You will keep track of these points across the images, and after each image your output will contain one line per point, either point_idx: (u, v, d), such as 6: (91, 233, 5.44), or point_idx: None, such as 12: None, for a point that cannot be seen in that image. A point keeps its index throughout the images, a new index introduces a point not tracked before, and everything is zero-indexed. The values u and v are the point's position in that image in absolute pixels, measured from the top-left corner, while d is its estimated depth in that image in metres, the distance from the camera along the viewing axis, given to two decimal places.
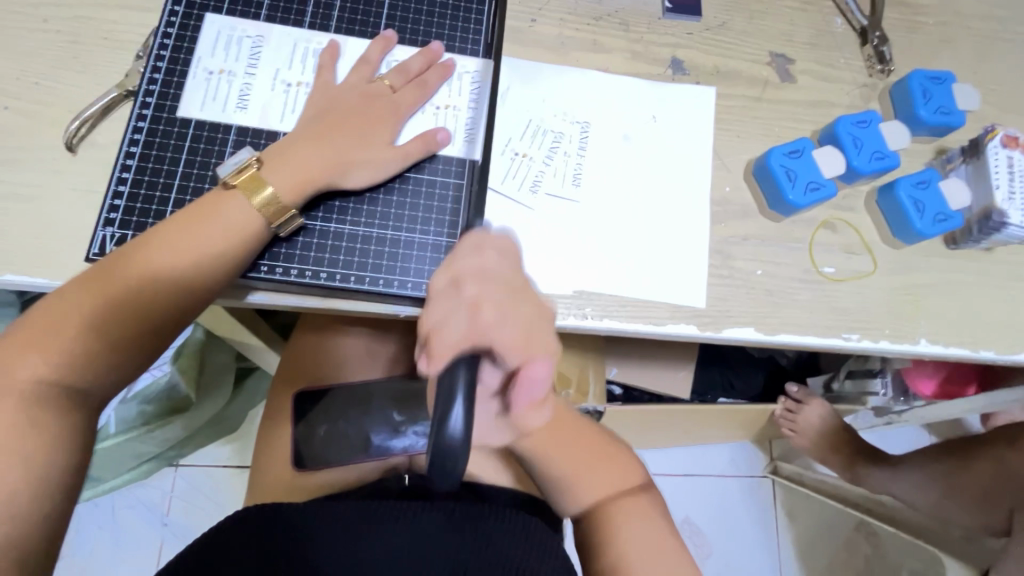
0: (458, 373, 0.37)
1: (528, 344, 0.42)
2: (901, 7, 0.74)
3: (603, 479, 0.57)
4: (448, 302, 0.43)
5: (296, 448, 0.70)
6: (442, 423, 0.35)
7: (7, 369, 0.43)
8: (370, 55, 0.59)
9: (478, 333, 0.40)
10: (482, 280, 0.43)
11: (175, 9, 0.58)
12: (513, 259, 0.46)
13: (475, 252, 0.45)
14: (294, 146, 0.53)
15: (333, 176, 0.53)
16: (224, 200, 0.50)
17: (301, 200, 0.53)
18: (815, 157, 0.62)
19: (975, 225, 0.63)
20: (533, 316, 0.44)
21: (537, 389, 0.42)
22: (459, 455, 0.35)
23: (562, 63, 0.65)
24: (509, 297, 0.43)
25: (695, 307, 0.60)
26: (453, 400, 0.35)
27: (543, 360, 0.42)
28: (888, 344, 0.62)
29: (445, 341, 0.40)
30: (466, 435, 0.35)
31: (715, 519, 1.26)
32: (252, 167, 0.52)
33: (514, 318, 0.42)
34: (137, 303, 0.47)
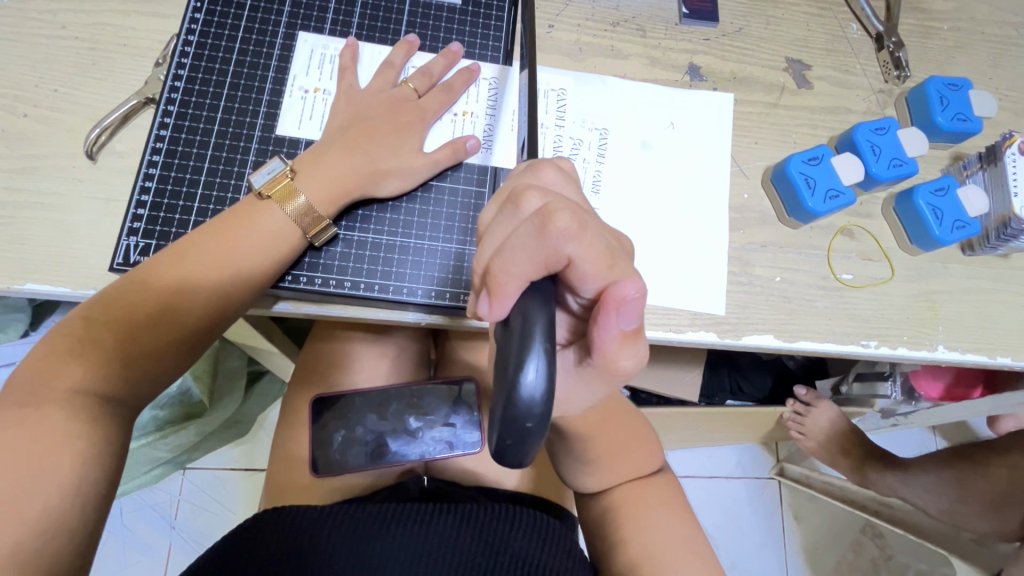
0: (536, 319, 0.31)
1: (610, 265, 0.35)
2: (916, 12, 0.74)
3: (633, 462, 0.60)
4: (510, 222, 0.37)
5: (312, 453, 0.68)
6: (515, 383, 0.30)
7: (42, 378, 0.43)
8: (393, 59, 0.59)
9: (550, 248, 0.34)
10: (547, 193, 0.37)
11: (194, 17, 0.58)
12: (576, 184, 0.41)
13: (532, 175, 0.40)
14: (323, 155, 0.53)
15: (362, 185, 0.53)
16: (258, 210, 0.50)
17: (337, 209, 0.53)
18: (833, 164, 0.62)
19: (992, 232, 0.63)
20: (612, 241, 0.37)
21: (630, 315, 0.34)
22: (538, 416, 0.30)
23: (580, 70, 0.65)
24: (584, 211, 0.36)
25: (715, 314, 0.60)
26: (529, 350, 0.30)
27: (636, 281, 0.34)
28: (907, 351, 0.62)
29: (511, 269, 0.34)
30: (546, 391, 0.30)
31: (723, 520, 1.26)
32: (286, 177, 0.52)
33: (594, 231, 0.35)
34: (175, 310, 0.47)
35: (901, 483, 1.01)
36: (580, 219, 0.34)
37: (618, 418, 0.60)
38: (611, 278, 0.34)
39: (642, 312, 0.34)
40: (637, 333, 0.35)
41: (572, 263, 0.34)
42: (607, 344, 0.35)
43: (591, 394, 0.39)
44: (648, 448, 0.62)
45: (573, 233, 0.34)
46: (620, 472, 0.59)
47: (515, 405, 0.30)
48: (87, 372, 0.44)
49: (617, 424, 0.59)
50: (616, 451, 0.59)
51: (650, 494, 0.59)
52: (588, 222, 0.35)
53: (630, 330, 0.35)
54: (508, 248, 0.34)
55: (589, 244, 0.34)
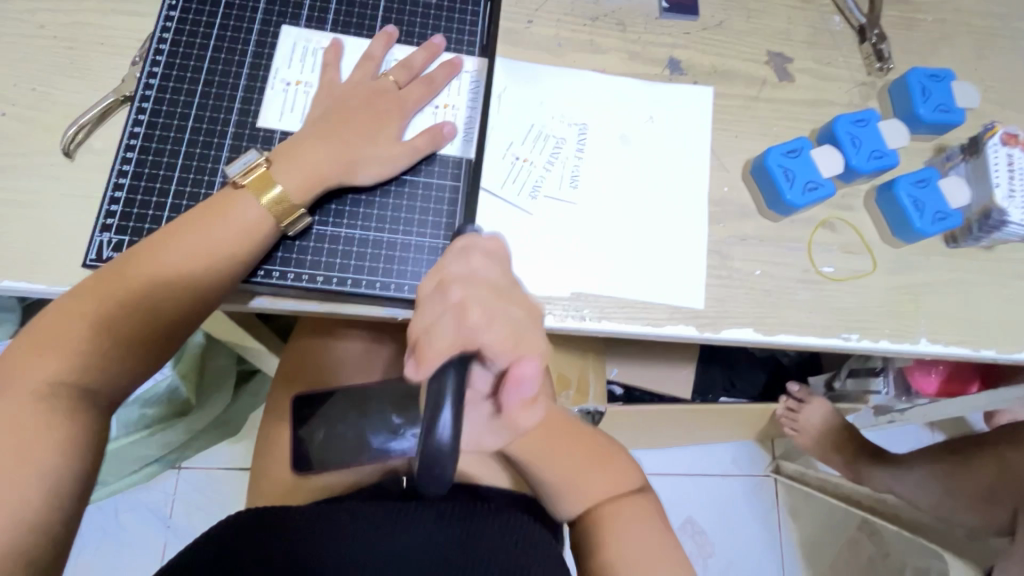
0: (449, 379, 0.34)
1: (516, 345, 0.39)
2: (899, 4, 0.74)
3: (606, 480, 0.60)
4: (433, 306, 0.39)
5: (296, 451, 0.70)
6: (430, 429, 0.32)
7: (20, 373, 0.43)
8: (373, 51, 0.59)
9: (467, 336, 0.37)
10: (468, 283, 0.40)
11: (170, 14, 0.58)
12: (502, 263, 0.44)
13: (461, 258, 0.43)
14: (300, 145, 0.53)
15: (340, 175, 0.53)
16: (233, 202, 0.50)
17: (310, 198, 0.53)
18: (812, 156, 0.62)
19: (975, 223, 0.63)
20: (521, 319, 0.41)
21: (527, 389, 0.39)
22: (446, 465, 0.32)
23: (559, 64, 0.65)
24: (496, 301, 0.41)
25: (693, 308, 0.60)
26: (442, 404, 0.32)
27: (532, 361, 0.38)
28: (888, 344, 0.62)
29: (434, 342, 0.36)
30: (455, 442, 0.32)
31: (716, 518, 1.26)
32: (261, 166, 0.52)
33: (503, 320, 0.39)
34: (153, 301, 0.47)
35: (893, 479, 1.00)
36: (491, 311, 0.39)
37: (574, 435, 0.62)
38: (517, 357, 0.39)
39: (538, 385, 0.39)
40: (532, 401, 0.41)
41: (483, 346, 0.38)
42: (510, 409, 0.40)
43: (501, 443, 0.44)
44: (624, 466, 0.62)
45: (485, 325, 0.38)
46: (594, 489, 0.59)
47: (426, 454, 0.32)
48: (62, 364, 0.44)
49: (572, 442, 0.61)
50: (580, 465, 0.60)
51: (630, 510, 0.58)
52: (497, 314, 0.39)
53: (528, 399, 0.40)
54: (431, 327, 0.37)
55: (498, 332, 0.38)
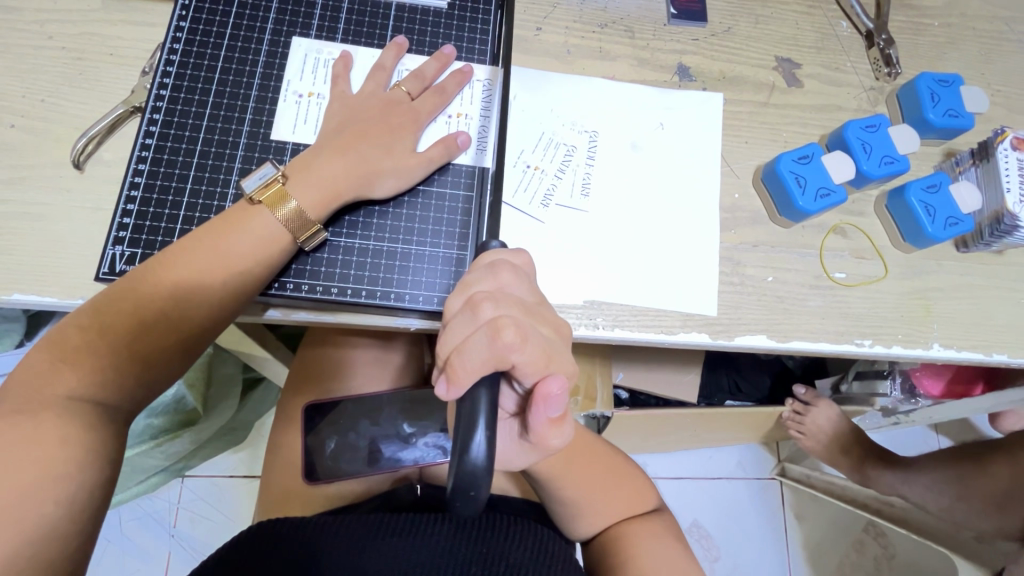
0: (482, 402, 0.34)
1: (545, 363, 0.40)
2: (905, 9, 0.74)
3: (620, 500, 0.62)
4: (463, 324, 0.39)
5: (307, 461, 0.69)
6: (464, 451, 0.32)
7: (35, 389, 0.42)
8: (384, 62, 0.59)
9: (500, 355, 0.37)
10: (499, 301, 0.40)
11: (180, 25, 0.58)
12: (529, 278, 0.44)
13: (490, 275, 0.42)
14: (316, 159, 0.53)
15: (357, 187, 0.53)
16: (251, 214, 0.50)
17: (328, 213, 0.52)
18: (823, 162, 0.62)
19: (986, 228, 0.63)
20: (550, 337, 0.41)
21: (555, 406, 0.39)
22: (480, 486, 0.32)
23: (569, 72, 0.65)
24: (526, 318, 0.40)
25: (707, 315, 0.60)
26: (475, 427, 0.33)
27: (559, 379, 0.39)
28: (901, 349, 0.62)
29: (466, 363, 0.36)
30: (489, 462, 0.32)
31: (723, 522, 1.25)
32: (278, 182, 0.52)
33: (534, 339, 0.39)
34: (172, 313, 0.47)
35: (903, 482, 1.00)
36: (523, 330, 0.38)
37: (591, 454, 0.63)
38: (545, 376, 0.39)
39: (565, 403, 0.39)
40: (561, 417, 0.41)
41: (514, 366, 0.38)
42: (538, 428, 0.40)
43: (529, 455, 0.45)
44: (636, 487, 0.64)
45: (519, 345, 0.38)
46: (610, 508, 0.61)
47: (460, 476, 0.32)
48: (78, 377, 0.44)
49: (588, 460, 0.62)
50: (597, 484, 0.61)
51: (644, 527, 0.60)
52: (529, 333, 0.39)
53: (556, 416, 0.40)
54: (462, 347, 0.37)
55: (530, 352, 0.38)
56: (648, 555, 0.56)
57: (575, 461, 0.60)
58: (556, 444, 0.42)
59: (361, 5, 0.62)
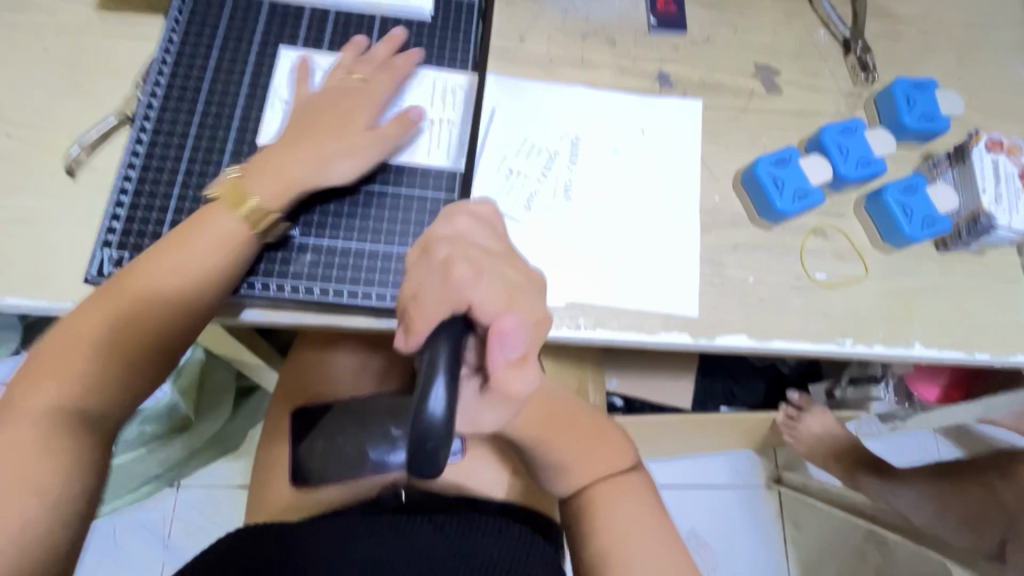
0: (440, 353, 0.36)
1: (505, 302, 0.39)
2: (882, 17, 0.75)
3: (596, 458, 0.58)
4: (421, 268, 0.40)
5: (294, 465, 0.69)
6: (423, 403, 0.34)
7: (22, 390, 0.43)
8: (342, 61, 0.60)
9: (455, 294, 0.38)
10: (455, 241, 0.41)
11: (171, 37, 0.60)
12: (489, 226, 0.44)
13: (446, 223, 0.43)
14: (273, 155, 0.53)
15: (314, 175, 0.53)
16: (208, 217, 0.51)
17: (288, 203, 0.53)
18: (800, 165, 0.63)
19: (963, 229, 0.64)
20: (513, 278, 0.41)
21: (513, 346, 0.38)
22: (436, 436, 0.34)
23: (551, 80, 0.67)
24: (486, 258, 0.41)
25: (688, 315, 0.60)
26: (434, 380, 0.35)
27: (516, 315, 0.38)
28: (882, 349, 0.62)
29: (423, 306, 0.38)
30: (448, 416, 0.35)
31: (720, 529, 1.24)
32: (233, 180, 0.53)
33: (491, 277, 0.39)
34: (143, 321, 0.48)
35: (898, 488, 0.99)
36: (477, 267, 0.39)
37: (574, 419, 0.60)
38: (505, 313, 0.39)
39: (525, 339, 0.38)
40: (523, 359, 0.39)
41: (472, 305, 0.38)
42: (497, 373, 0.38)
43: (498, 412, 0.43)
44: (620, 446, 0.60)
45: (472, 281, 0.38)
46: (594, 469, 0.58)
47: (419, 428, 0.34)
48: (61, 385, 0.45)
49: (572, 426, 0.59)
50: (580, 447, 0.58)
51: (621, 488, 0.57)
52: (484, 270, 0.39)
53: (516, 358, 0.38)
54: (419, 292, 0.38)
55: (485, 289, 0.38)
56: (619, 518, 0.55)
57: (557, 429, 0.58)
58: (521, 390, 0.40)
59: (347, 17, 0.64)
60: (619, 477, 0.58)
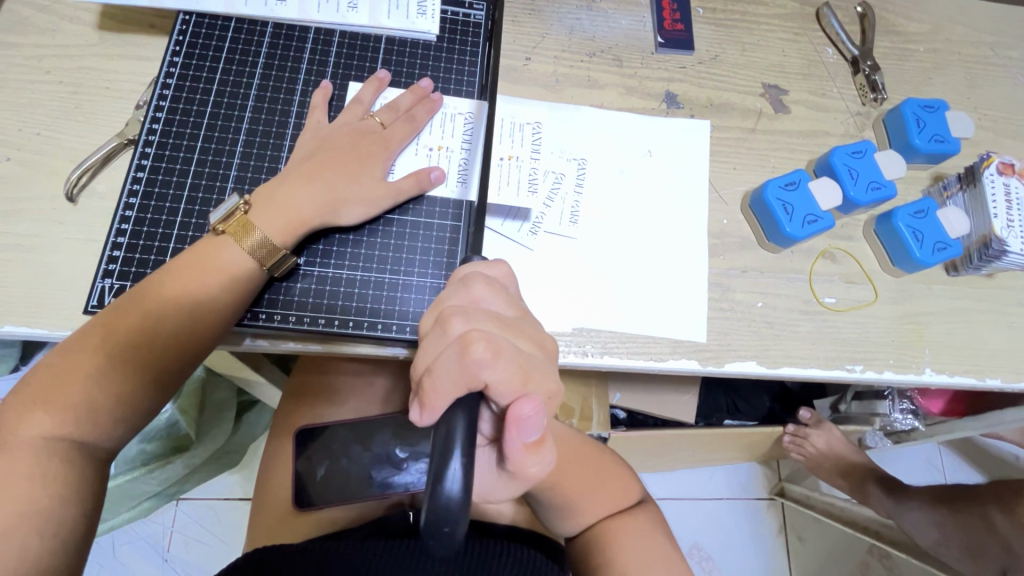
0: (457, 426, 0.34)
1: (521, 382, 0.39)
2: (890, 35, 0.75)
3: (606, 496, 0.59)
4: (435, 343, 0.40)
5: (296, 489, 0.68)
6: (437, 482, 0.32)
7: (21, 425, 0.42)
8: (363, 96, 0.59)
9: (470, 374, 0.37)
10: (470, 315, 0.41)
11: (174, 60, 0.59)
12: (504, 292, 0.44)
13: (462, 291, 0.43)
14: (280, 187, 0.53)
15: (321, 215, 0.53)
16: (218, 246, 0.51)
17: (295, 239, 0.53)
18: (810, 188, 0.62)
19: (974, 253, 0.63)
20: (528, 353, 0.42)
21: (529, 431, 0.39)
22: (454, 519, 0.32)
23: (557, 100, 0.66)
24: (501, 333, 0.41)
25: (696, 341, 0.60)
26: (450, 454, 0.32)
27: (533, 400, 0.39)
28: (893, 375, 0.61)
29: (439, 384, 0.37)
30: (464, 495, 0.32)
31: (724, 544, 1.23)
32: (240, 210, 0.52)
33: (508, 354, 0.39)
34: (143, 352, 0.47)
35: None
36: (495, 346, 0.39)
37: (582, 457, 0.60)
38: (521, 395, 0.39)
39: (541, 423, 0.39)
40: (538, 442, 0.40)
41: (488, 386, 0.38)
42: (514, 453, 0.39)
43: (511, 486, 0.44)
44: (625, 483, 0.62)
45: (488, 361, 0.38)
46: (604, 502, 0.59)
47: (435, 510, 0.32)
48: (58, 411, 0.43)
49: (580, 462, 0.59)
50: (591, 483, 0.59)
51: (631, 524, 0.59)
52: (502, 348, 0.39)
53: (532, 441, 0.39)
54: (434, 369, 0.38)
55: (502, 368, 0.38)
56: (631, 550, 0.56)
57: (568, 468, 0.58)
58: (535, 471, 0.41)
59: (352, 38, 0.63)
60: (627, 514, 0.60)
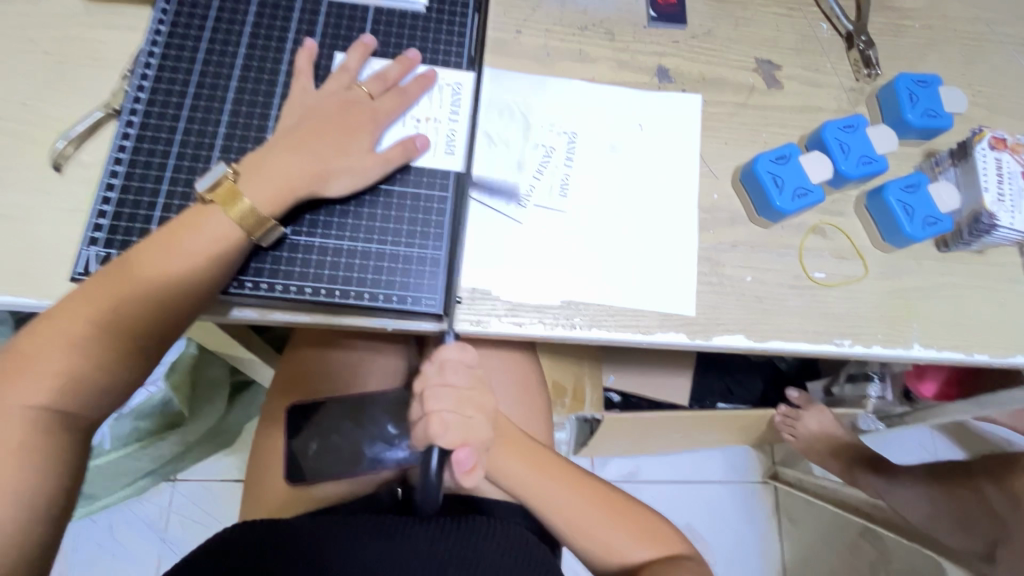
0: None
1: None
2: (886, 11, 0.74)
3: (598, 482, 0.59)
4: None
5: (288, 464, 0.69)
6: None
7: (11, 389, 0.43)
8: (349, 64, 0.59)
9: None
10: None
11: (159, 29, 0.59)
12: None
13: None
14: (268, 155, 0.53)
15: (310, 185, 0.53)
16: (204, 215, 0.50)
17: (283, 209, 0.52)
18: (801, 163, 0.62)
19: (964, 228, 0.63)
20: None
21: None
22: None
23: (547, 74, 0.65)
24: None
25: (685, 315, 0.60)
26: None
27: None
28: (881, 349, 0.62)
29: None
30: None
31: (716, 525, 1.25)
32: (228, 178, 0.52)
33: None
34: (126, 320, 0.47)
35: None
36: None
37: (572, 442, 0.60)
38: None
39: None
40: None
41: None
42: None
43: None
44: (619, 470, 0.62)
45: None
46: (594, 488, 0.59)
47: None
48: (48, 378, 0.44)
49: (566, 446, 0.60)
50: None
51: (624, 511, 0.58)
52: None
53: None
54: None
55: None
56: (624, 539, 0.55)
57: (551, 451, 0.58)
58: None
59: (339, 8, 0.62)
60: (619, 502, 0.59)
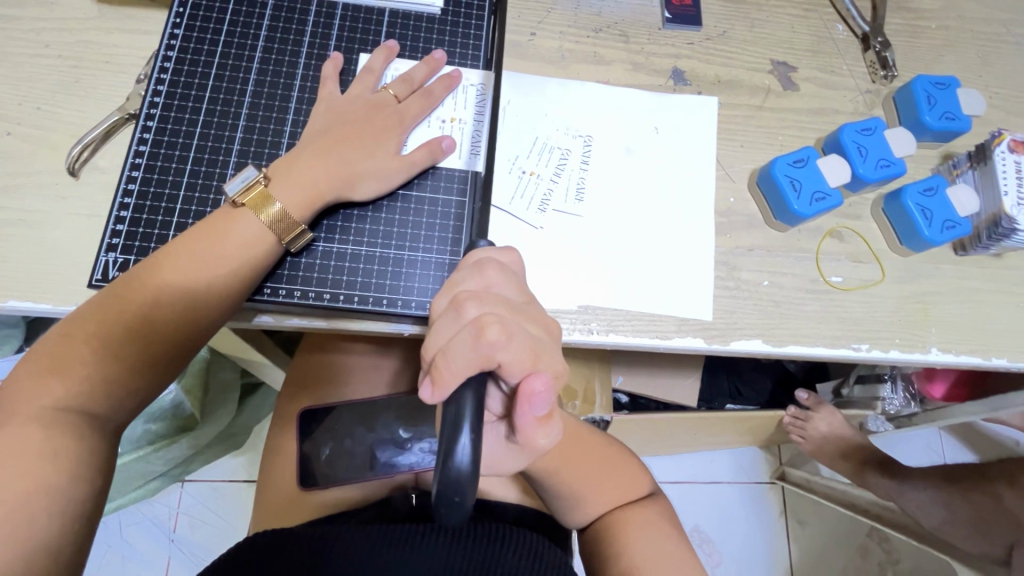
0: (466, 402, 0.34)
1: (531, 362, 0.40)
2: (901, 11, 0.73)
3: (614, 487, 0.60)
4: (448, 325, 0.40)
5: (300, 468, 0.69)
6: (448, 454, 0.32)
7: (32, 396, 0.42)
8: (374, 65, 0.59)
9: (484, 356, 0.37)
10: (484, 299, 0.40)
11: (174, 33, 0.58)
12: (516, 277, 0.44)
13: (475, 274, 0.43)
14: (297, 160, 0.52)
15: (337, 189, 0.53)
16: (231, 219, 0.50)
17: (312, 214, 0.52)
18: (819, 166, 0.61)
19: (983, 232, 0.63)
20: (537, 335, 0.41)
21: (541, 405, 0.39)
22: (464, 488, 0.32)
23: (562, 76, 0.65)
24: (513, 317, 0.40)
25: (702, 319, 0.59)
26: (460, 430, 0.33)
27: (543, 376, 0.39)
28: (899, 354, 0.61)
29: (453, 363, 0.37)
30: (473, 467, 0.32)
31: (725, 526, 1.24)
32: (261, 184, 0.51)
33: (520, 337, 0.39)
34: (153, 324, 0.47)
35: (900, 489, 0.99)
36: (508, 328, 0.39)
37: (588, 446, 0.61)
38: (531, 374, 0.39)
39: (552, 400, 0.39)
40: (547, 415, 0.40)
41: (501, 365, 0.38)
42: (525, 426, 0.40)
43: (518, 457, 0.44)
44: (633, 475, 0.62)
45: (503, 344, 0.38)
46: (609, 494, 0.59)
47: (445, 482, 0.32)
48: (70, 385, 0.44)
49: (584, 450, 0.60)
50: (597, 475, 0.59)
51: (639, 515, 0.58)
52: (515, 331, 0.39)
53: (542, 415, 0.40)
54: (447, 349, 0.38)
55: (516, 350, 0.38)
56: (640, 545, 0.55)
57: (569, 456, 0.58)
58: (544, 444, 0.41)
59: (354, 10, 0.62)
60: (635, 506, 0.59)
